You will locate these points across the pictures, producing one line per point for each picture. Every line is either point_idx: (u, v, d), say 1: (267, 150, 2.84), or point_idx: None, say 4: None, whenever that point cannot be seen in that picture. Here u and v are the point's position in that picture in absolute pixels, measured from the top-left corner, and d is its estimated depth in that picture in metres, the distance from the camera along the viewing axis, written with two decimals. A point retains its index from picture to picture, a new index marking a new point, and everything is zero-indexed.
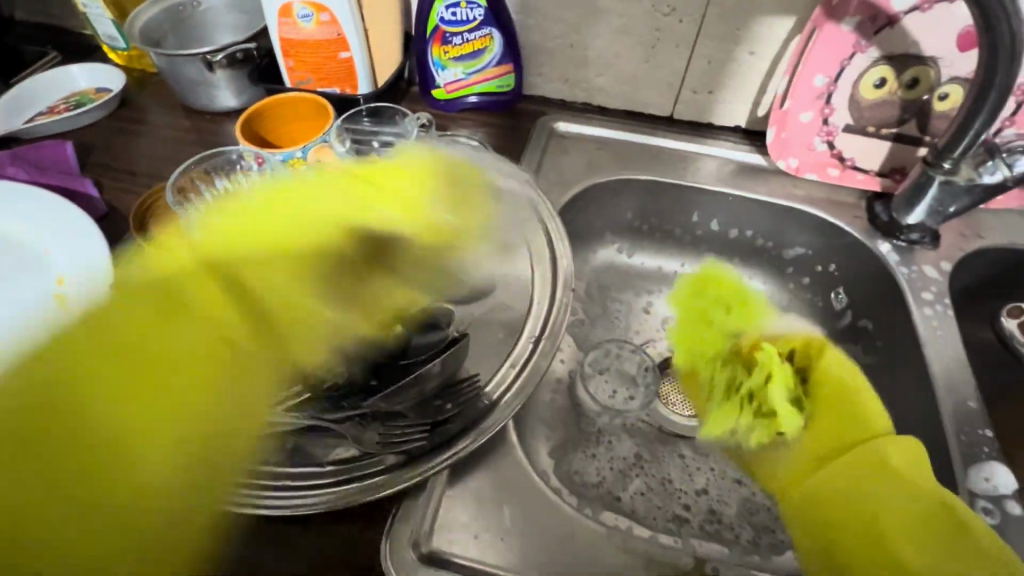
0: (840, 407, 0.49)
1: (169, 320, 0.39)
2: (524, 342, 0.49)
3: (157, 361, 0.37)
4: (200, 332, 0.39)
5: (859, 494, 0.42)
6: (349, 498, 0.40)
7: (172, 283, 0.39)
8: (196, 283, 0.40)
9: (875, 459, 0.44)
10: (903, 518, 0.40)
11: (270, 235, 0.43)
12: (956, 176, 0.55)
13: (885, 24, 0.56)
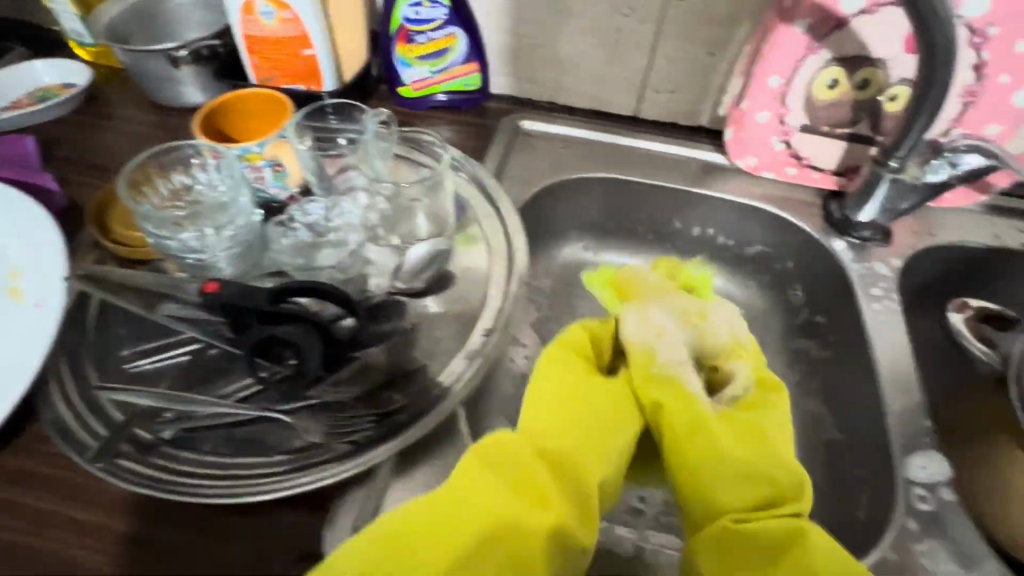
0: (753, 425, 0.42)
1: (469, 480, 0.37)
2: (477, 336, 0.49)
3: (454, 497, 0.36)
4: (479, 481, 0.37)
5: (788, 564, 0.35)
6: (294, 486, 0.40)
7: (444, 506, 0.35)
8: (507, 470, 0.38)
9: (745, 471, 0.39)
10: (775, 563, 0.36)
11: (568, 438, 0.40)
12: (902, 175, 0.57)
13: (834, 26, 0.58)
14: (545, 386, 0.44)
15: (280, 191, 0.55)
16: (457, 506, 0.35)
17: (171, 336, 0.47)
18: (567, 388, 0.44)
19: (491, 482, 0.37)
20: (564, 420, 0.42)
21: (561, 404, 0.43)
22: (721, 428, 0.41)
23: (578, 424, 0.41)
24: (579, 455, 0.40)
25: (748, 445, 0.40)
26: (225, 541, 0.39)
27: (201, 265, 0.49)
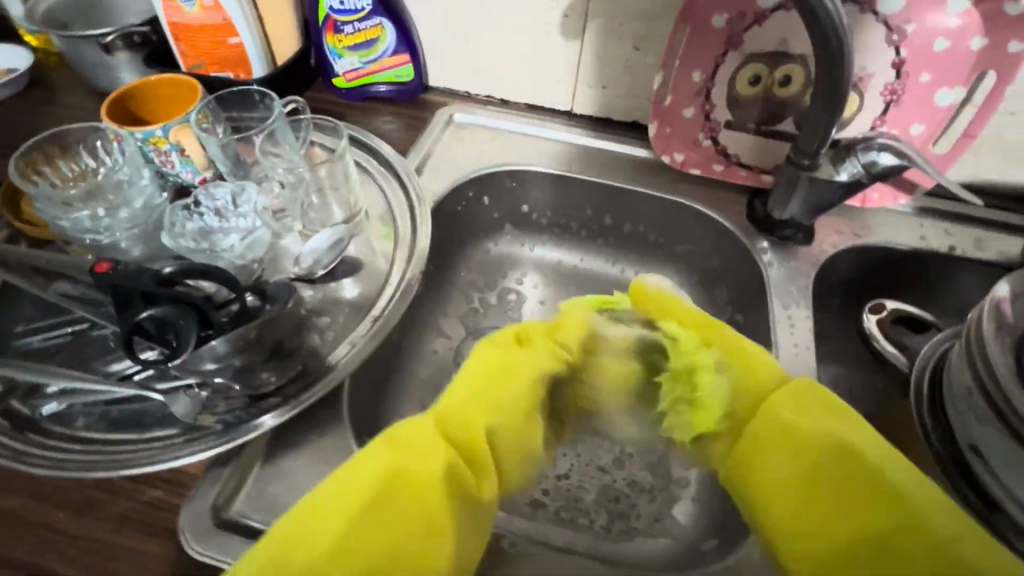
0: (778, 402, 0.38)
1: (401, 459, 0.34)
2: (365, 320, 0.50)
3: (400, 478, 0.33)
4: (408, 448, 0.35)
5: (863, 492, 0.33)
6: (157, 462, 0.41)
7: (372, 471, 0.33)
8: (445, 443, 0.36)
9: (783, 426, 0.36)
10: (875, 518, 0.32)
11: (482, 418, 0.38)
12: (818, 172, 0.56)
13: (753, 21, 0.58)
14: (481, 366, 0.40)
15: (191, 176, 0.55)
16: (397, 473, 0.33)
17: (65, 315, 0.49)
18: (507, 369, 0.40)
19: (422, 461, 0.35)
20: (496, 391, 0.39)
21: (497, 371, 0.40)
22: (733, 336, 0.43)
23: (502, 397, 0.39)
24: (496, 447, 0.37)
25: (820, 407, 0.36)
26: (84, 515, 0.39)
27: (100, 246, 0.50)
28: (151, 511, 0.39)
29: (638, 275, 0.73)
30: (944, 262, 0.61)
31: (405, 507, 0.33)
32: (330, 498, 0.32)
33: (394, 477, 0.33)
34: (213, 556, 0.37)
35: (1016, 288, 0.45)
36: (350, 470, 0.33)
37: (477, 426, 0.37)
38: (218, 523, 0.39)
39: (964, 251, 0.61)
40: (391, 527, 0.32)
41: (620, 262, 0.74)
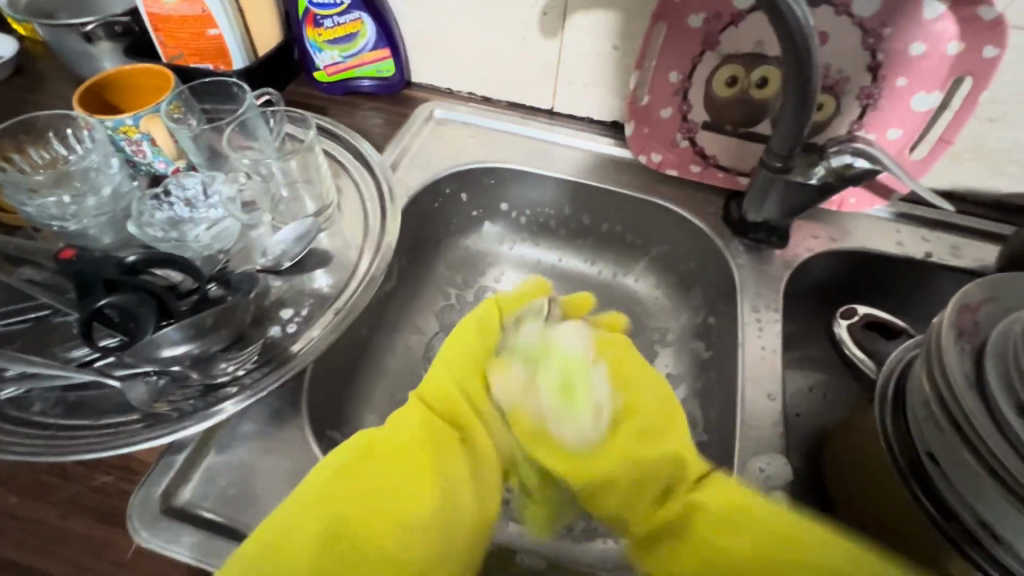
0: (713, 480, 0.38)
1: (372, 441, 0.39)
2: (328, 312, 0.50)
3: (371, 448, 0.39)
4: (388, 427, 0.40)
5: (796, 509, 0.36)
6: (106, 448, 0.41)
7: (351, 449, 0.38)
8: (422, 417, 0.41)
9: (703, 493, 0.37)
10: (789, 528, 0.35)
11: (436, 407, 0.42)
12: (791, 174, 0.55)
13: (729, 22, 0.57)
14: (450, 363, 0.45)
15: (164, 165, 0.55)
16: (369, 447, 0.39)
17: (26, 301, 0.48)
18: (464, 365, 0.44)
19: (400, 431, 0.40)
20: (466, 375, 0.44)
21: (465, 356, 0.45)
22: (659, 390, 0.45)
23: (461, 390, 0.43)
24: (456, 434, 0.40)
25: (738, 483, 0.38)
26: (35, 499, 0.39)
27: (68, 233, 0.50)
28: (100, 497, 0.40)
29: (615, 275, 0.73)
30: (919, 268, 0.61)
31: (377, 469, 0.37)
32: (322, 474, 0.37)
33: (369, 448, 0.38)
34: (157, 541, 0.38)
35: (979, 295, 0.45)
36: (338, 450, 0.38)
37: (447, 397, 0.42)
38: (164, 508, 0.39)
39: (939, 258, 0.60)
40: (360, 485, 0.36)
41: (597, 261, 0.74)
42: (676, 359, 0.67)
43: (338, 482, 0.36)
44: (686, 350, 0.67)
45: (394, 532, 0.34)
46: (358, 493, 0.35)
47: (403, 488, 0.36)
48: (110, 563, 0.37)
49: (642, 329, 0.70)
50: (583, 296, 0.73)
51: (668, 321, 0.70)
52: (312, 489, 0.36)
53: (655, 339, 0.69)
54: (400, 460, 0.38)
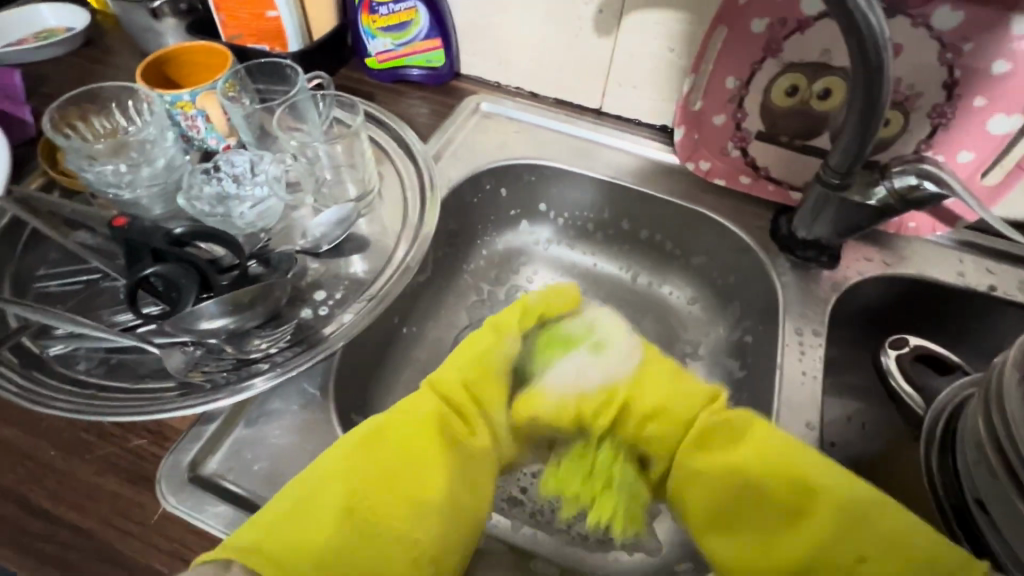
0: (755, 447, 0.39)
1: (377, 434, 0.39)
2: (362, 299, 0.50)
3: (373, 435, 0.39)
4: (386, 414, 0.41)
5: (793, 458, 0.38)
6: (142, 413, 0.42)
7: (361, 441, 0.39)
8: (414, 401, 0.41)
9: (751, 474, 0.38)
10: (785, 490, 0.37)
11: (444, 389, 0.42)
12: (848, 192, 0.53)
13: (795, 28, 0.54)
14: (468, 347, 0.45)
15: (217, 142, 0.57)
16: (375, 437, 0.39)
17: (81, 264, 0.51)
18: (479, 350, 0.44)
19: (405, 412, 0.40)
20: (463, 365, 0.43)
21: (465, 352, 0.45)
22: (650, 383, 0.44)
23: (472, 380, 0.43)
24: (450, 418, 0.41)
25: (752, 445, 0.39)
26: (72, 455, 0.41)
27: (122, 201, 0.52)
28: (133, 459, 0.41)
29: (650, 283, 0.72)
30: (980, 302, 0.57)
31: (384, 463, 0.37)
32: (326, 464, 0.38)
33: (367, 433, 0.39)
34: (183, 506, 0.39)
35: None
36: (344, 435, 0.39)
37: (458, 384, 0.42)
38: (191, 477, 0.40)
39: (1005, 293, 0.56)
40: (368, 468, 0.37)
41: (634, 268, 0.73)
42: (708, 374, 0.65)
43: (349, 471, 0.37)
44: (719, 367, 0.65)
45: (405, 516, 0.36)
46: (381, 484, 0.36)
47: (419, 481, 0.37)
48: (137, 524, 0.38)
49: (675, 341, 0.68)
50: (617, 301, 0.72)
51: (702, 334, 0.68)
52: (317, 483, 0.36)
53: (687, 352, 0.67)
54: (408, 447, 0.38)
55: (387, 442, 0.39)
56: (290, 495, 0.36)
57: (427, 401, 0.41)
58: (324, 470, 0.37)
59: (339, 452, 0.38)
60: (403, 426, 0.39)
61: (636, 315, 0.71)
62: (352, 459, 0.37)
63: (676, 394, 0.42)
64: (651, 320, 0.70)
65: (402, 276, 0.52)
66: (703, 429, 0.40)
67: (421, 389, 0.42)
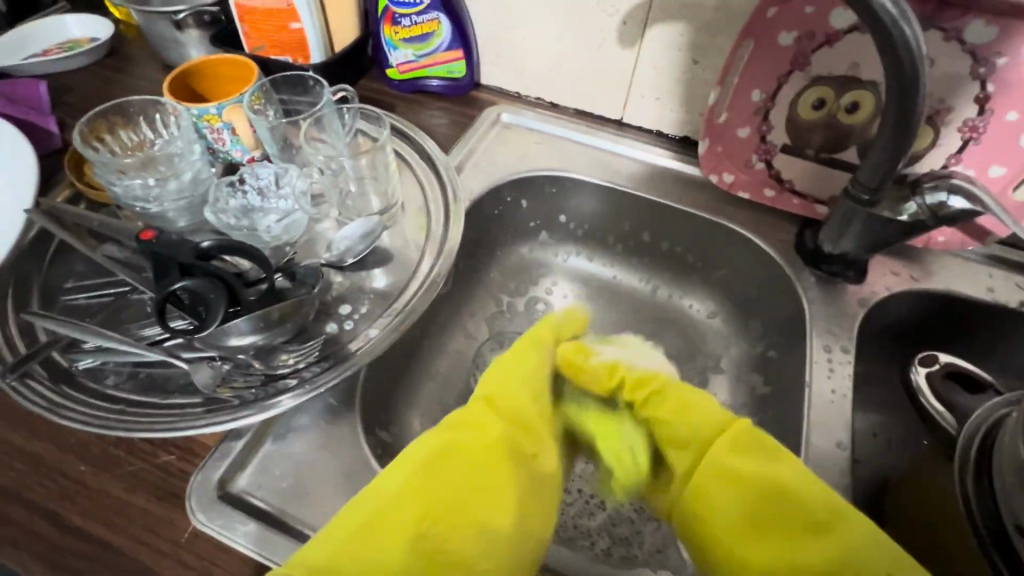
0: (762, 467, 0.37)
1: (441, 452, 0.38)
2: (388, 313, 0.50)
3: (439, 457, 0.38)
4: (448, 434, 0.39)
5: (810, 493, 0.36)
6: (171, 430, 0.42)
7: (424, 457, 0.38)
8: (477, 421, 0.40)
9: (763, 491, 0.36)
10: (790, 509, 0.35)
11: (513, 402, 0.41)
12: (878, 208, 0.52)
13: (823, 41, 0.54)
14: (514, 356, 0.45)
15: (241, 154, 0.57)
16: (442, 461, 0.37)
17: (108, 277, 0.52)
18: (529, 366, 0.44)
19: (470, 434, 0.39)
20: (511, 384, 0.42)
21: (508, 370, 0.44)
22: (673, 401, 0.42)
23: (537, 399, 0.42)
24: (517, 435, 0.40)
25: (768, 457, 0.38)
26: (103, 471, 0.41)
27: (149, 215, 0.52)
28: (163, 475, 0.41)
29: (671, 295, 0.71)
30: (1010, 319, 0.56)
31: (453, 485, 0.36)
32: (390, 489, 0.36)
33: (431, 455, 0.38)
34: (212, 525, 0.39)
35: None
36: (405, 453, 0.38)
37: (523, 400, 0.41)
38: (219, 496, 0.40)
39: None
40: (436, 489, 0.36)
41: (654, 280, 0.72)
42: (730, 388, 0.65)
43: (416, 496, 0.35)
44: (742, 382, 0.64)
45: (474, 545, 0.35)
46: (450, 513, 0.35)
47: (492, 505, 0.36)
48: (166, 542, 0.38)
49: (696, 355, 0.68)
50: (637, 313, 0.71)
51: (723, 347, 0.67)
52: (381, 502, 0.35)
53: (709, 366, 0.67)
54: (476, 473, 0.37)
55: (455, 460, 0.38)
56: (350, 516, 0.35)
57: (492, 422, 0.40)
58: (387, 490, 0.36)
59: (401, 471, 0.37)
60: (470, 443, 0.39)
61: (657, 327, 0.70)
62: (416, 478, 0.36)
63: (692, 409, 0.40)
64: (672, 333, 0.70)
65: (428, 289, 0.52)
66: (727, 441, 0.38)
67: (485, 402, 0.42)
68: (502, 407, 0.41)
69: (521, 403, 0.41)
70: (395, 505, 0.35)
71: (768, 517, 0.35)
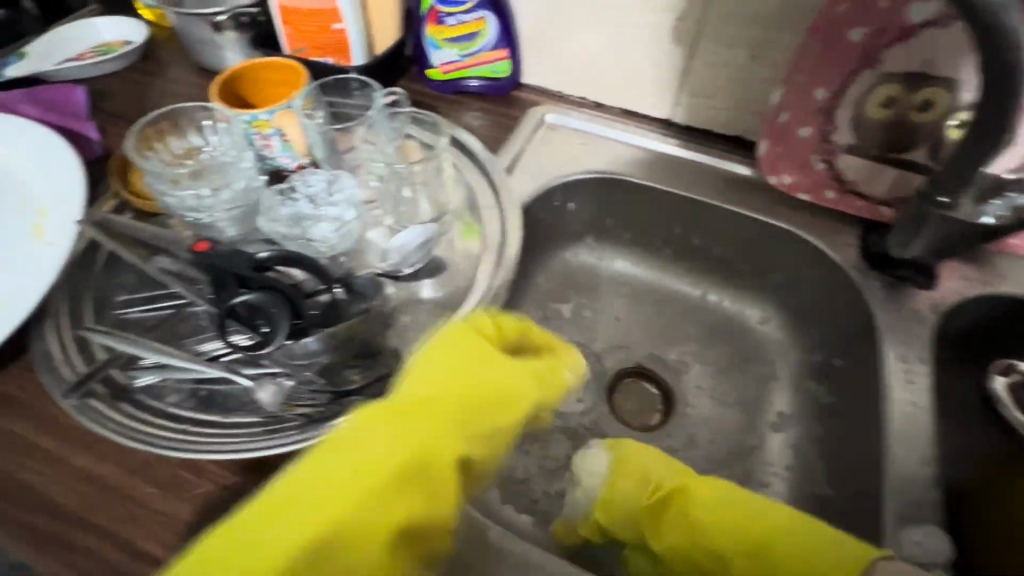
0: (721, 504, 0.44)
1: (386, 466, 0.31)
2: (451, 324, 0.49)
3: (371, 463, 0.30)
4: (383, 445, 0.31)
5: (737, 505, 0.44)
6: (239, 451, 0.41)
7: (348, 479, 0.30)
8: (409, 419, 0.33)
9: (712, 523, 0.43)
10: (748, 535, 0.42)
11: (448, 399, 0.35)
12: (955, 214, 0.50)
13: (896, 37, 0.51)
14: (433, 357, 0.37)
15: (290, 161, 0.55)
16: (395, 475, 0.31)
17: (160, 289, 0.50)
18: (460, 364, 0.37)
19: (402, 448, 0.32)
20: (456, 403, 0.35)
21: (433, 372, 0.37)
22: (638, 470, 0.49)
23: (473, 404, 0.36)
24: (449, 436, 0.34)
25: (714, 501, 0.44)
26: (173, 493, 0.40)
27: (201, 225, 0.51)
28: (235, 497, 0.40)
29: (721, 300, 0.69)
30: None
31: (384, 511, 0.30)
32: (296, 498, 0.29)
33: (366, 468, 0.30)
34: None
35: None
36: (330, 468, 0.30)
37: (463, 396, 0.36)
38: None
39: None
40: (366, 517, 0.29)
41: (703, 285, 0.70)
42: (788, 397, 0.63)
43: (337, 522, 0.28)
44: (800, 390, 0.62)
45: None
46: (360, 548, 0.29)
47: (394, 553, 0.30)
48: None
49: (751, 362, 0.66)
50: (687, 319, 0.69)
51: (779, 354, 0.65)
52: (296, 527, 0.28)
53: (765, 373, 0.65)
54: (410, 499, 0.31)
55: (390, 477, 0.31)
56: (225, 553, 0.27)
57: (429, 431, 0.33)
58: (307, 532, 0.28)
59: (315, 503, 0.29)
60: (403, 458, 0.31)
61: (709, 334, 0.68)
62: (347, 510, 0.29)
63: (647, 471, 0.49)
64: (725, 340, 0.68)
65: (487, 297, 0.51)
66: (668, 491, 0.47)
67: (421, 392, 0.35)
68: (457, 408, 0.35)
69: (456, 420, 0.35)
70: (301, 543, 0.27)
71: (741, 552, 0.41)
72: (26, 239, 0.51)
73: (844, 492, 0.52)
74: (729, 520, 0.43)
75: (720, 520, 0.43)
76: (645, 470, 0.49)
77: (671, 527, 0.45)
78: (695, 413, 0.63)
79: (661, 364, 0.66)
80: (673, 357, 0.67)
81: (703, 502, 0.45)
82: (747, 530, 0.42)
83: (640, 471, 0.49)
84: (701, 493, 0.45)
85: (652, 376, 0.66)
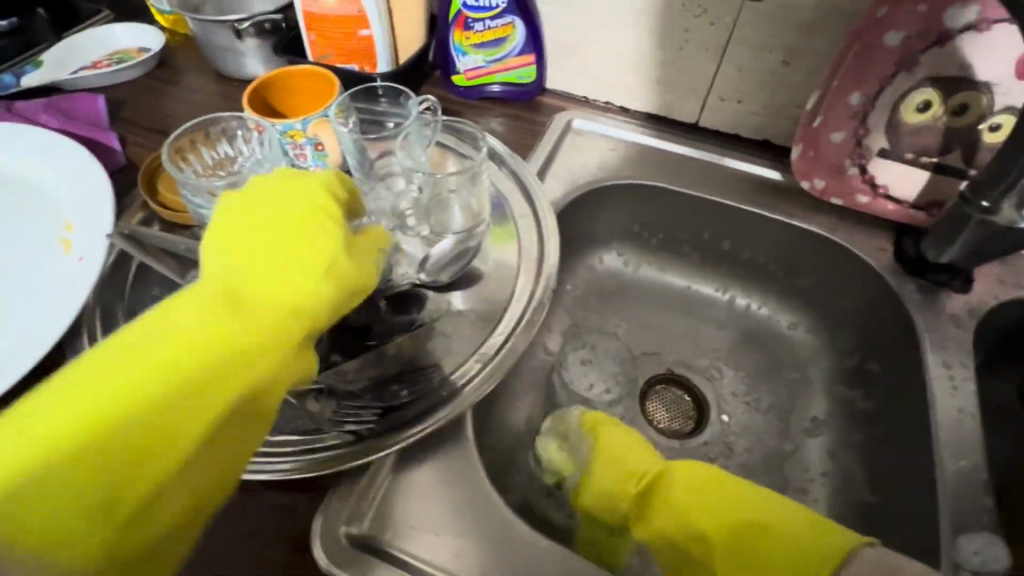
0: (697, 483, 0.44)
1: (143, 333, 0.32)
2: (495, 336, 0.48)
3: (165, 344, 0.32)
4: (157, 340, 0.32)
5: (714, 494, 0.43)
6: (290, 471, 0.41)
7: (127, 340, 0.31)
8: (226, 309, 0.34)
9: (697, 500, 0.43)
10: (727, 509, 0.42)
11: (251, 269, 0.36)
12: (996, 217, 0.49)
13: (934, 41, 0.51)
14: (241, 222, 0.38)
15: (321, 170, 0.55)
16: (167, 357, 0.31)
17: None
18: (257, 217, 0.38)
19: (230, 324, 0.33)
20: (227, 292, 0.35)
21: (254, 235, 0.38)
22: (619, 450, 0.50)
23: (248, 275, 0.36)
24: (229, 323, 0.33)
25: (697, 481, 0.44)
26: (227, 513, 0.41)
27: None
28: (290, 518, 0.41)
29: (749, 304, 0.69)
30: None
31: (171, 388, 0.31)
32: (134, 375, 0.30)
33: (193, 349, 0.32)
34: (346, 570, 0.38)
35: None
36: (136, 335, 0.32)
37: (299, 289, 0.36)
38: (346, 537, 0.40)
39: None
40: (147, 373, 0.30)
41: (731, 290, 0.70)
42: (822, 401, 0.63)
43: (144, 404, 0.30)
44: (834, 394, 0.62)
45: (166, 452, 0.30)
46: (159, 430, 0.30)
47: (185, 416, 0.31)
48: None
49: (783, 366, 0.65)
50: (716, 323, 0.69)
51: (811, 359, 0.65)
52: (107, 386, 0.30)
53: (797, 378, 0.65)
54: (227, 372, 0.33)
55: (196, 344, 0.32)
56: (65, 413, 0.29)
57: (262, 317, 0.35)
58: (124, 388, 0.30)
59: (133, 361, 0.31)
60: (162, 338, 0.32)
61: (739, 338, 0.68)
62: (127, 359, 0.31)
63: (628, 453, 0.49)
64: (755, 344, 0.67)
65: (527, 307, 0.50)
66: (651, 476, 0.47)
67: (250, 257, 0.37)
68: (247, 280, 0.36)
69: (298, 309, 0.36)
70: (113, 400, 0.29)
71: (720, 524, 0.41)
72: (58, 254, 0.51)
73: (886, 498, 0.52)
74: (711, 494, 0.43)
75: (702, 500, 0.43)
76: (627, 451, 0.50)
77: (653, 511, 0.45)
78: (729, 420, 0.62)
79: (691, 370, 0.66)
80: (703, 363, 0.67)
81: (681, 480, 0.45)
82: (725, 505, 0.42)
83: (623, 452, 0.50)
84: (677, 471, 0.46)
85: (683, 382, 0.66)
